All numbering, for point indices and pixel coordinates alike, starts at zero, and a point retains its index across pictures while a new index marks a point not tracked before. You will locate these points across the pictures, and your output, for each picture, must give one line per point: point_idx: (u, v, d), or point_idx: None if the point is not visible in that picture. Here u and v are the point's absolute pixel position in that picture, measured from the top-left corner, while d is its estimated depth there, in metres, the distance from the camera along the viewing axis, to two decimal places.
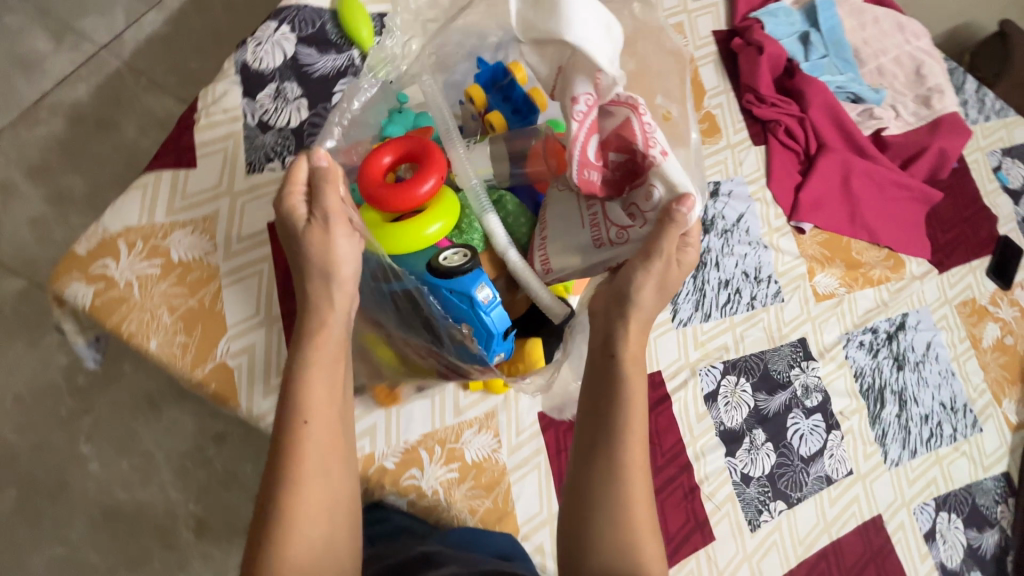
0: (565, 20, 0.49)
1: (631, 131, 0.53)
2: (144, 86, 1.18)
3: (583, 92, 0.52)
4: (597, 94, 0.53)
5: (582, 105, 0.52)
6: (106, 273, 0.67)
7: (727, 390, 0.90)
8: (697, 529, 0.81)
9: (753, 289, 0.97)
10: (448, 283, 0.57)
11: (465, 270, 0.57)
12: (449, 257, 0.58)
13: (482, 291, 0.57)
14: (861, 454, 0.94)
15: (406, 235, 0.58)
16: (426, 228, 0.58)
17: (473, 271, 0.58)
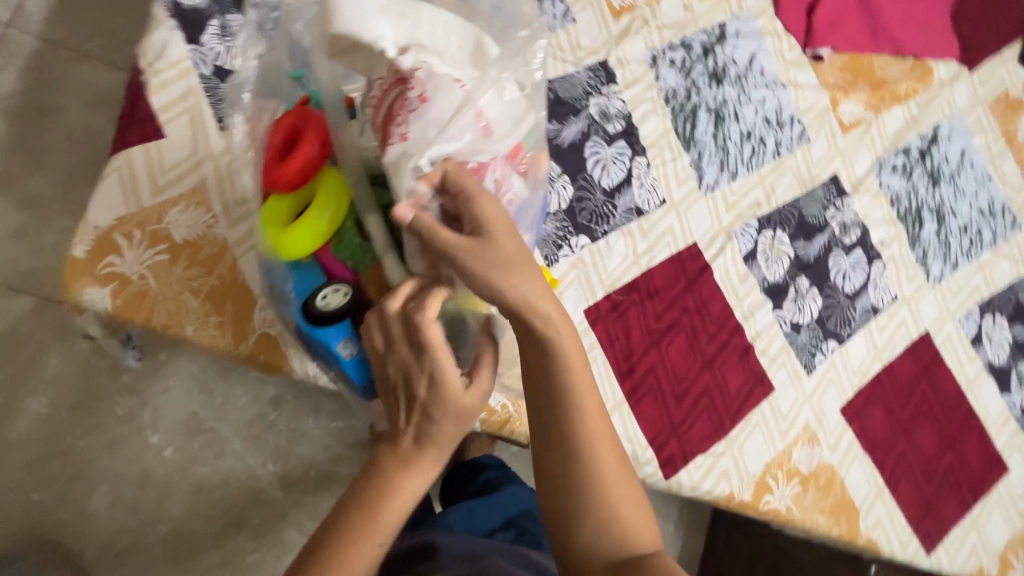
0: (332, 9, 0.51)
1: (393, 105, 0.50)
2: (71, 59, 1.06)
3: (381, 77, 0.51)
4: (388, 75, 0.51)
5: (377, 90, 0.51)
6: (115, 270, 0.63)
7: (766, 246, 0.88)
8: (757, 384, 0.83)
9: (777, 135, 0.91)
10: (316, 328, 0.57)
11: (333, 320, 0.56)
12: (324, 297, 0.57)
13: (342, 343, 0.57)
14: (903, 278, 0.94)
15: (290, 245, 0.55)
16: (310, 228, 0.55)
17: (340, 323, 0.57)
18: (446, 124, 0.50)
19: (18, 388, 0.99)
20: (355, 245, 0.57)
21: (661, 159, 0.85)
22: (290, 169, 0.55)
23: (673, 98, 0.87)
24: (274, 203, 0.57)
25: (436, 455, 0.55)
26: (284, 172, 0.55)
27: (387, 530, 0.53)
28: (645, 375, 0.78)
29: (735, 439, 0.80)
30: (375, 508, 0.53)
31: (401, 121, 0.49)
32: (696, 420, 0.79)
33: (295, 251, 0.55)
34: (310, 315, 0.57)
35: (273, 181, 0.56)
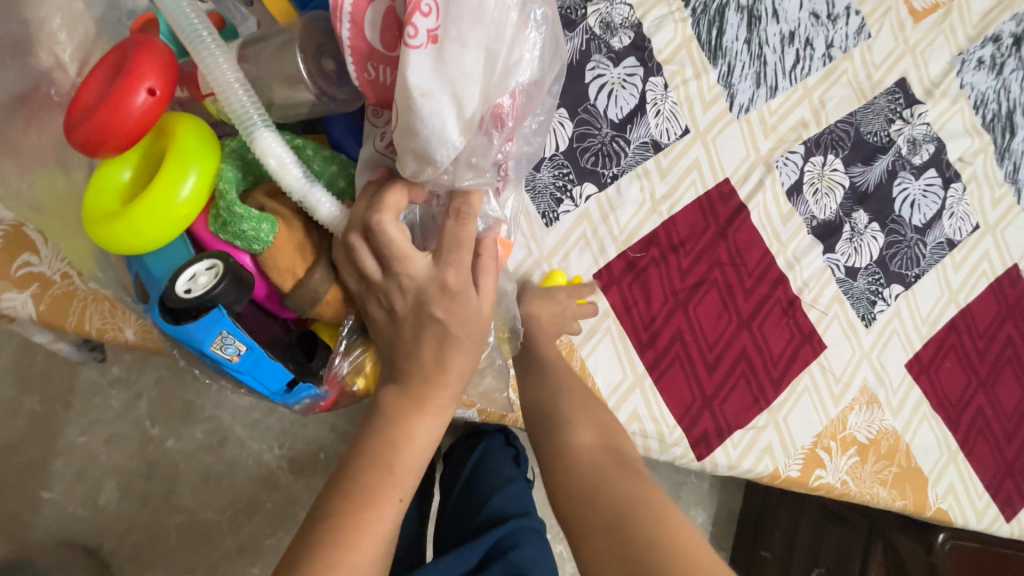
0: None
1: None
2: None
3: None
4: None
5: None
6: (32, 271, 0.54)
7: (814, 176, 0.72)
8: (804, 343, 0.71)
9: (828, 34, 0.72)
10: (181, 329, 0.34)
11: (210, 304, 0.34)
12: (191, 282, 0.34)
13: (229, 339, 0.35)
14: (987, 202, 0.77)
15: (126, 232, 0.32)
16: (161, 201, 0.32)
17: (214, 316, 0.34)
18: (494, 22, 0.31)
19: (7, 388, 0.95)
20: (256, 217, 0.34)
21: (680, 78, 0.68)
22: (111, 118, 0.32)
23: None
24: (100, 171, 0.35)
25: (428, 425, 0.38)
26: (118, 125, 0.32)
27: (407, 482, 0.37)
28: (669, 345, 0.67)
29: (779, 408, 0.69)
30: (392, 453, 0.37)
31: (426, 9, 0.30)
32: (733, 391, 0.68)
33: (141, 240, 0.32)
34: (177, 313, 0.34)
35: (85, 138, 0.32)
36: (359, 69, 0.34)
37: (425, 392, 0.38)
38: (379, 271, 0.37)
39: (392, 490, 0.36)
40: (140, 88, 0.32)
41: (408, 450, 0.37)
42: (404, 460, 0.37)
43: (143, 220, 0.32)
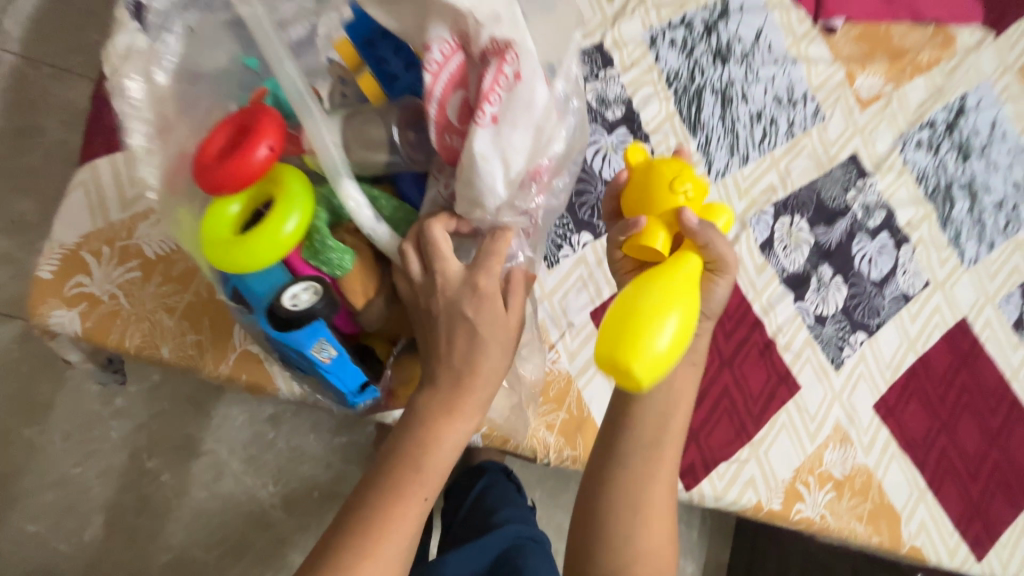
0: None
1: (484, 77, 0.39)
2: (52, 76, 1.04)
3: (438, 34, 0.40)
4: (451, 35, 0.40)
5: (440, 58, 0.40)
6: (84, 291, 0.59)
7: (783, 233, 0.82)
8: (781, 383, 0.77)
9: (790, 115, 0.85)
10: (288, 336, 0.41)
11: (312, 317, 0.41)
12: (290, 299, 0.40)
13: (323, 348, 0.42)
14: (935, 261, 0.87)
15: (241, 258, 0.39)
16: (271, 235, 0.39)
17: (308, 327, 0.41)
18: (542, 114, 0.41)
19: (8, 418, 0.96)
20: (342, 249, 0.42)
21: (665, 146, 0.79)
22: (238, 167, 0.39)
23: (674, 79, 0.81)
24: (212, 206, 0.41)
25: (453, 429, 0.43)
26: (240, 172, 0.39)
27: (431, 483, 0.42)
28: None
29: (759, 443, 0.74)
30: (419, 455, 0.42)
31: (495, 99, 0.39)
32: (717, 424, 0.74)
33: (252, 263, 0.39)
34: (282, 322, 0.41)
35: (214, 181, 0.40)
36: (438, 135, 0.41)
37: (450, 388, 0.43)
38: (421, 271, 0.44)
39: (419, 487, 0.41)
40: (262, 143, 0.39)
41: (438, 449, 0.42)
42: (434, 458, 0.42)
43: (264, 250, 0.39)
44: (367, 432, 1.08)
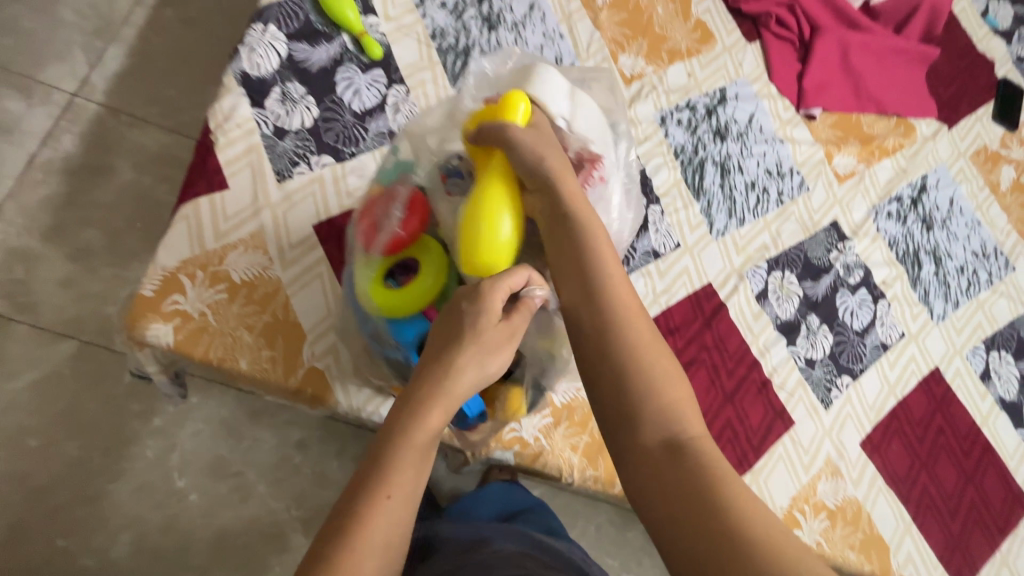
0: (534, 85, 0.64)
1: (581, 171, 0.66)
2: (128, 123, 1.17)
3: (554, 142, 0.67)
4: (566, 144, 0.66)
5: None
6: (179, 308, 0.68)
7: (776, 285, 0.94)
8: (777, 418, 0.86)
9: (779, 186, 0.99)
10: None
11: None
12: None
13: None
14: (908, 316, 0.98)
15: (403, 299, 0.60)
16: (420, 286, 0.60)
17: None
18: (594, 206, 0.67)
19: (52, 432, 1.01)
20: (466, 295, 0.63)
21: (673, 207, 0.92)
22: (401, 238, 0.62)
23: (681, 152, 0.95)
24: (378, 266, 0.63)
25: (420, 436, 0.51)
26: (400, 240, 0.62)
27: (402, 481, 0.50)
28: None
29: (759, 471, 0.82)
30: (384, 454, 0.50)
31: None
32: (721, 453, 0.82)
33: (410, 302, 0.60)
34: None
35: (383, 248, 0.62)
36: None
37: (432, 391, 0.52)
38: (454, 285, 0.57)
39: (382, 491, 0.48)
40: (415, 221, 0.62)
41: (395, 460, 0.50)
42: (397, 466, 0.50)
43: (411, 303, 0.60)
44: None
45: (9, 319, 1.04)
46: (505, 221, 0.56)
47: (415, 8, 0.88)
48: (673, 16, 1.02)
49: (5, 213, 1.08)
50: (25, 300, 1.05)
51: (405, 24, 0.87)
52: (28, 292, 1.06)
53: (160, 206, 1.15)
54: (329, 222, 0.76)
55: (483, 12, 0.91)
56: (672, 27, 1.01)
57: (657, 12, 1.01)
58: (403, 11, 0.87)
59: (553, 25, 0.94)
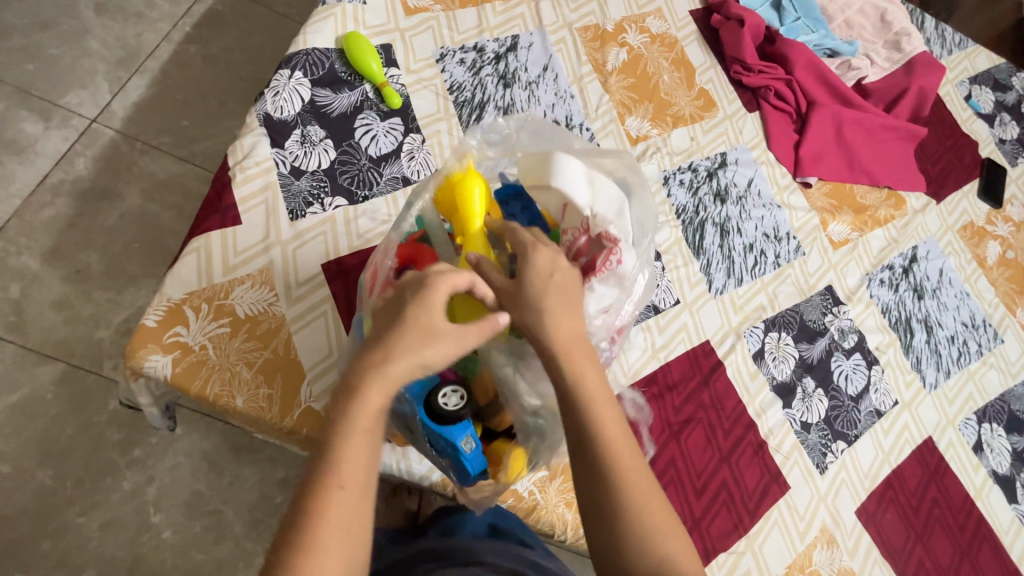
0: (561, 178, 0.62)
1: (597, 257, 0.61)
2: (142, 151, 1.20)
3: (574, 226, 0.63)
4: (586, 225, 0.62)
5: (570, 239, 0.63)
6: (179, 339, 0.68)
7: (773, 346, 0.95)
8: (772, 481, 0.85)
9: (776, 248, 1.02)
10: (440, 427, 0.59)
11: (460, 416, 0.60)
12: (446, 399, 0.60)
13: (466, 442, 0.60)
14: (901, 383, 1.00)
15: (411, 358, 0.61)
16: None
17: (464, 419, 0.61)
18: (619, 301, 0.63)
19: (25, 459, 0.98)
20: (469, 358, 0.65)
21: (674, 264, 0.94)
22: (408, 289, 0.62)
23: (683, 212, 0.98)
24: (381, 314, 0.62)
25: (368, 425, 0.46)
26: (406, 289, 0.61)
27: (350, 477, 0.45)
28: (666, 467, 0.81)
29: (754, 537, 0.81)
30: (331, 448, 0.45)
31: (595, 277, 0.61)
32: (717, 516, 0.80)
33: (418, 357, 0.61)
34: (432, 413, 0.60)
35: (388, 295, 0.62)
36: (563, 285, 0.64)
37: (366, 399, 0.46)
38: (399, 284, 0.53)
39: (334, 486, 0.44)
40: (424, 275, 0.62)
41: (347, 458, 0.45)
42: (348, 466, 0.45)
43: None
44: None
45: None
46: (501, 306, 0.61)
47: (435, 63, 0.93)
48: (678, 84, 1.07)
49: (7, 232, 1.08)
50: (16, 320, 1.04)
51: (425, 78, 0.91)
52: (20, 312, 1.04)
53: (163, 233, 1.15)
54: (337, 262, 0.77)
55: (500, 71, 0.96)
56: (676, 93, 1.06)
57: (662, 79, 1.06)
58: (424, 65, 0.92)
59: (565, 86, 0.99)
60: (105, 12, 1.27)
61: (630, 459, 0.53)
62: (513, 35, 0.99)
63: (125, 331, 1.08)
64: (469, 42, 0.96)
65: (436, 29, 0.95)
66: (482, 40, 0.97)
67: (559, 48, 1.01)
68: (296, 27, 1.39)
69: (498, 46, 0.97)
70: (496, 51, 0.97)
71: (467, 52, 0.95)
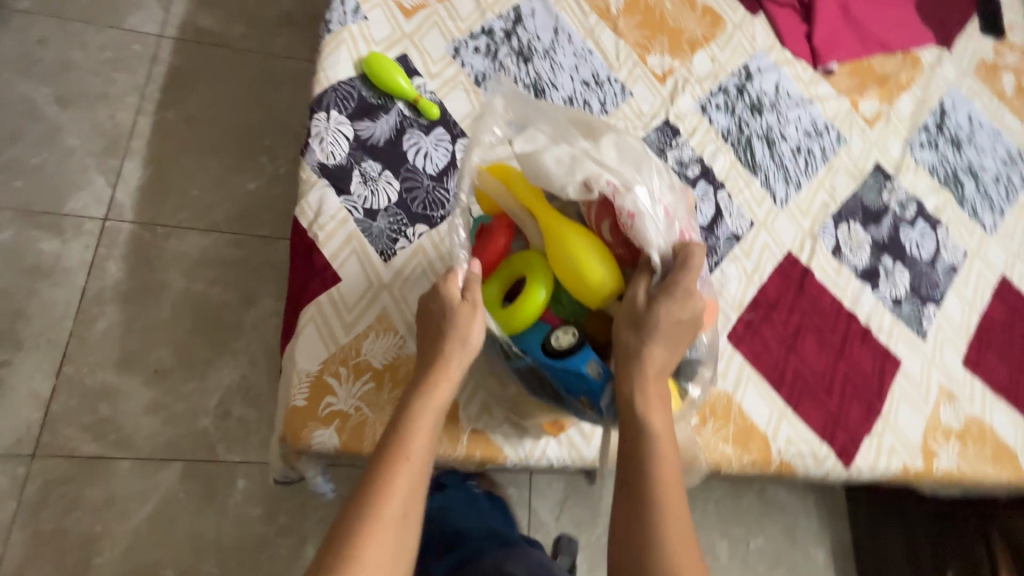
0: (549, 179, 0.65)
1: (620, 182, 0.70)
2: (165, 234, 1.15)
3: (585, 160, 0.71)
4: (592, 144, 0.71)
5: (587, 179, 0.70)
6: (334, 409, 0.69)
7: (846, 237, 0.98)
8: (886, 361, 0.91)
9: (820, 144, 1.03)
10: (562, 360, 0.62)
11: (576, 347, 0.62)
12: (558, 336, 0.63)
13: (592, 366, 0.62)
14: (965, 234, 1.04)
15: (514, 310, 0.64)
16: (530, 296, 0.64)
17: (580, 349, 0.63)
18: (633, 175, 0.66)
19: (184, 561, 1.00)
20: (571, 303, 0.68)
21: (736, 188, 0.96)
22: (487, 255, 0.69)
23: (728, 135, 0.99)
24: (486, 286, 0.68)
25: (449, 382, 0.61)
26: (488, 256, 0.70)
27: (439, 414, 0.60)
28: (794, 380, 0.85)
29: (888, 415, 0.87)
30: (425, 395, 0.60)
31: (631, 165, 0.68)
32: (852, 408, 0.86)
33: (524, 312, 0.64)
34: (551, 352, 0.63)
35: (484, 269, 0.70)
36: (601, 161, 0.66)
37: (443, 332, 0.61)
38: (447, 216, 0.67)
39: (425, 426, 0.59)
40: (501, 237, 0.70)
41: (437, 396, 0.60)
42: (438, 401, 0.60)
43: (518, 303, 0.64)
44: (510, 496, 1.14)
45: (107, 460, 1.02)
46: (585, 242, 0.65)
47: (453, 59, 0.89)
48: (682, 8, 1.05)
49: (72, 355, 1.06)
50: (117, 436, 1.03)
51: (450, 78, 0.88)
52: (118, 428, 1.04)
53: (221, 308, 1.13)
54: None
55: (515, 48, 0.93)
56: (684, 18, 1.04)
57: (666, 8, 1.04)
58: (444, 65, 0.89)
59: (580, 43, 0.96)
60: (68, 103, 1.19)
61: (674, 496, 0.58)
62: (514, 6, 0.95)
63: (224, 413, 1.08)
64: (476, 27, 0.92)
65: (440, 23, 0.91)
66: (487, 21, 0.93)
67: (561, 6, 0.98)
68: (263, 58, 1.32)
69: (504, 22, 0.94)
70: (504, 28, 0.93)
71: (478, 38, 0.92)
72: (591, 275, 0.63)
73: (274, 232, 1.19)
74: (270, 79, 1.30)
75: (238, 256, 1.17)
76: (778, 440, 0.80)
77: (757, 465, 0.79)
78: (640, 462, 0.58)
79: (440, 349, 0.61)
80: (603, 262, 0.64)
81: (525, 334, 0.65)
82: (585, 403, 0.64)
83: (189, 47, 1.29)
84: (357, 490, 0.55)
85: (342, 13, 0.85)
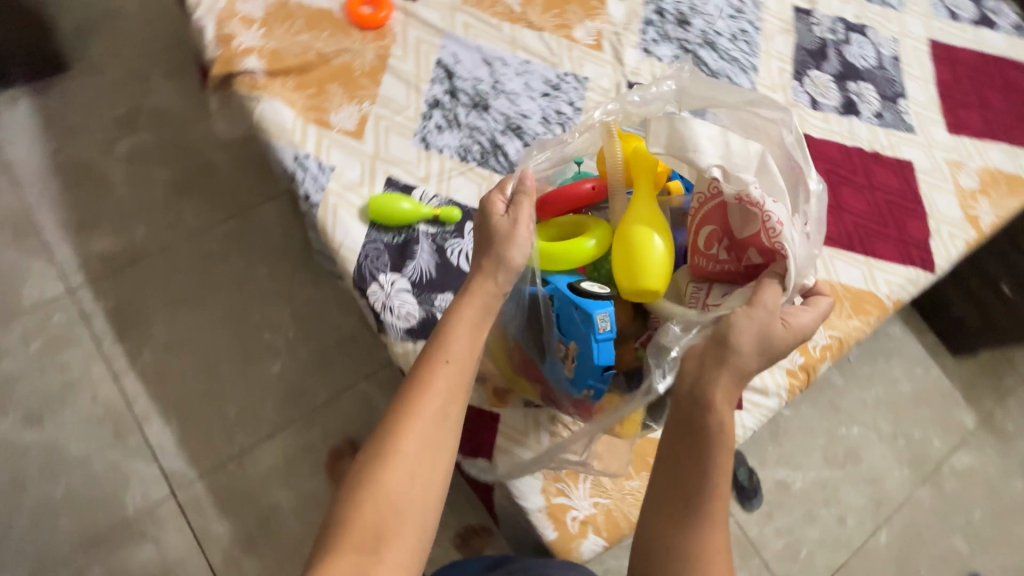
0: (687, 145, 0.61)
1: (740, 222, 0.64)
2: (239, 465, 1.07)
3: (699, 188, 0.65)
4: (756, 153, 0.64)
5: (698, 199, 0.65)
6: (581, 518, 0.75)
7: (814, 87, 1.06)
8: (903, 170, 1.02)
9: (746, 18, 1.07)
10: (577, 297, 0.66)
11: (599, 295, 0.65)
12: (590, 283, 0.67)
13: (601, 320, 0.63)
14: (887, 24, 1.14)
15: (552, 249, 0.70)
16: (578, 244, 0.70)
17: (604, 299, 0.65)
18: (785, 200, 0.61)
19: None
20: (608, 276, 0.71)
21: None
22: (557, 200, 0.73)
23: (680, 61, 1.01)
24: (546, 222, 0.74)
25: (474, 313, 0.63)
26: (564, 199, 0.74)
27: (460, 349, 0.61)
28: (860, 232, 0.95)
29: (931, 211, 1.00)
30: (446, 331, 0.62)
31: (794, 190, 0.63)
32: (908, 224, 0.98)
33: (559, 253, 0.70)
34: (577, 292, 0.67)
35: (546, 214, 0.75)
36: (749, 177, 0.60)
37: (495, 248, 0.65)
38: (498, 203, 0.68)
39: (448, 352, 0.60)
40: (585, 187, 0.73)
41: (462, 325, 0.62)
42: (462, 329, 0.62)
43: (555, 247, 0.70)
44: None
45: None
46: (656, 238, 0.65)
47: (429, 150, 0.85)
48: None
49: None
50: None
51: (440, 170, 0.84)
52: None
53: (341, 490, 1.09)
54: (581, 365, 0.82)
55: (469, 101, 0.89)
56: None
57: None
58: (426, 161, 0.84)
59: (515, 59, 0.93)
60: (42, 417, 1.05)
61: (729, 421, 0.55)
62: (438, 61, 0.90)
63: None
64: (422, 104, 0.87)
65: (392, 122, 0.85)
66: (427, 91, 0.88)
67: (475, 33, 0.93)
68: (187, 243, 1.17)
69: (442, 83, 0.89)
70: (446, 89, 0.88)
71: (433, 114, 0.87)
72: (649, 265, 0.64)
73: (331, 391, 1.13)
74: (210, 258, 1.17)
75: (318, 436, 1.11)
76: (882, 290, 0.92)
77: (881, 319, 0.91)
78: (698, 468, 0.54)
79: (463, 302, 0.64)
80: (664, 266, 0.65)
81: (555, 273, 0.71)
82: (574, 349, 0.68)
83: (107, 281, 1.13)
84: (383, 419, 0.57)
85: (311, 178, 0.78)
